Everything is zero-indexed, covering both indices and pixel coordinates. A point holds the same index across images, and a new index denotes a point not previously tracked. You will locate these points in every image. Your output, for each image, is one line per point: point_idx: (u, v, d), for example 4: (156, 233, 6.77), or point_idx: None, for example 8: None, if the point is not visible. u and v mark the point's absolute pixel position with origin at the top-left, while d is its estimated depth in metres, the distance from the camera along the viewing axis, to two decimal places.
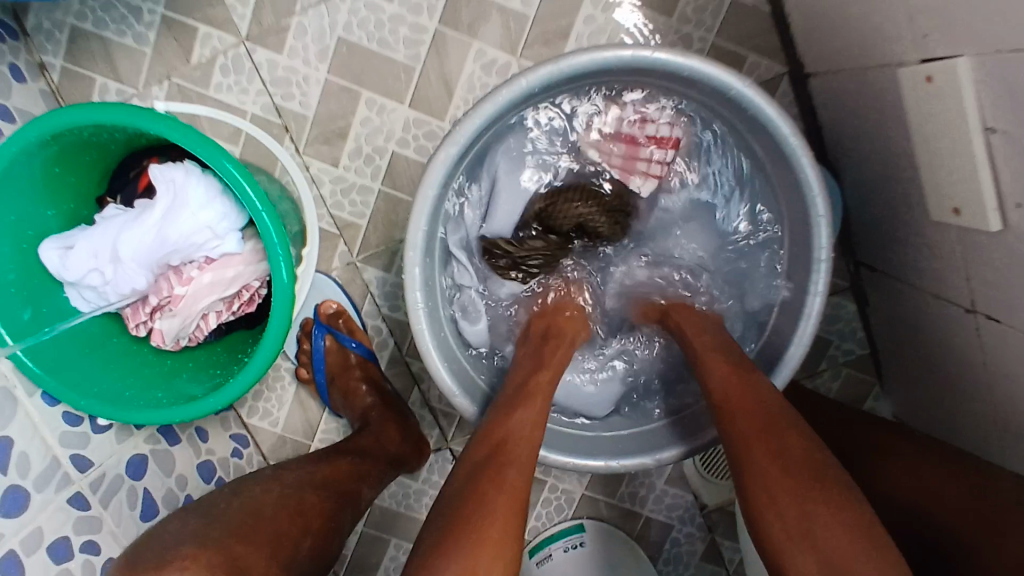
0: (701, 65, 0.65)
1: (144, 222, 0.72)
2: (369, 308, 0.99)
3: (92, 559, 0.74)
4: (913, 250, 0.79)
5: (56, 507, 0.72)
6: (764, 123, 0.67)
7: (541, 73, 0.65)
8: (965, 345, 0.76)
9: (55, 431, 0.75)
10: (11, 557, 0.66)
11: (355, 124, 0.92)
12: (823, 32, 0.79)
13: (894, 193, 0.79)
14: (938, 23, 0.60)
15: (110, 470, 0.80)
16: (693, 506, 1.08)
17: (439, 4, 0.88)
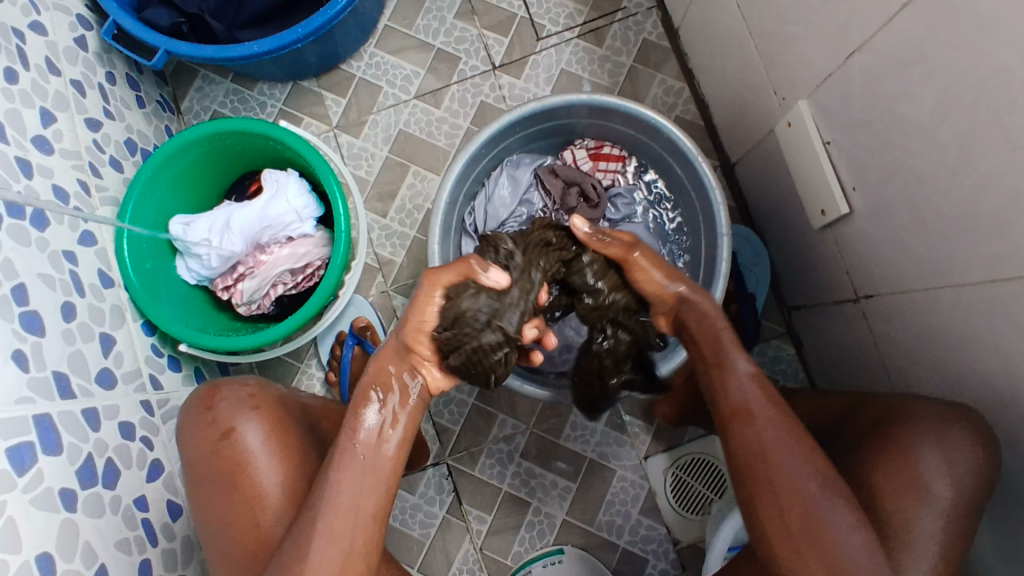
0: (637, 107, 0.91)
1: (250, 205, 1.01)
2: (394, 328, 1.22)
3: (145, 451, 0.89)
4: (816, 269, 1.02)
5: (131, 399, 0.90)
6: (682, 147, 0.91)
7: (526, 109, 0.93)
8: (862, 332, 0.96)
9: (145, 351, 0.96)
10: (94, 411, 0.83)
11: (403, 188, 1.25)
12: (736, 126, 1.13)
13: (794, 231, 1.05)
14: (789, 86, 0.93)
15: (173, 399, 0.98)
16: (666, 541, 1.16)
17: (472, 111, 1.26)
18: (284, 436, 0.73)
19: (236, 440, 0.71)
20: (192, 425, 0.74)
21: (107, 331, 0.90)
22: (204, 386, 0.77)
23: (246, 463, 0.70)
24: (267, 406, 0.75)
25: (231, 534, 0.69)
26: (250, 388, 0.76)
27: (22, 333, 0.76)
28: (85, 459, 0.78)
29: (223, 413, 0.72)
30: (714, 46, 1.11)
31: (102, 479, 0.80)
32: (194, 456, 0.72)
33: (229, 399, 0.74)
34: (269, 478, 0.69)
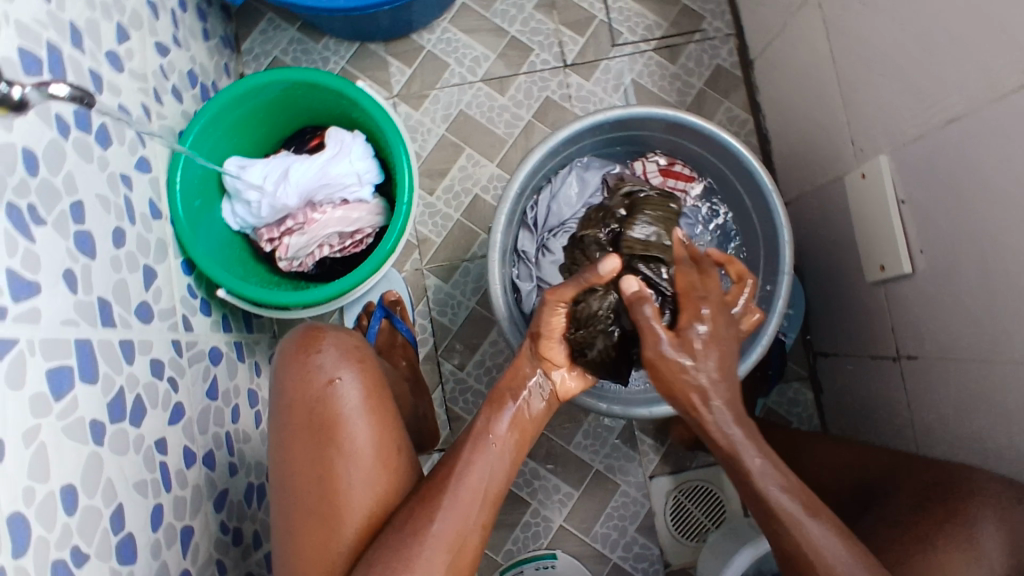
0: (721, 132, 0.91)
1: (310, 160, 0.99)
2: (422, 308, 1.21)
3: (171, 393, 0.86)
4: (857, 321, 1.04)
5: (163, 338, 0.87)
6: (758, 180, 0.91)
7: (611, 114, 0.92)
8: (896, 390, 0.97)
9: (181, 290, 0.93)
10: (130, 344, 0.80)
11: (453, 169, 1.23)
12: (798, 167, 1.14)
13: (840, 280, 1.06)
14: (869, 139, 0.94)
15: (200, 344, 0.95)
16: (658, 562, 1.17)
17: (535, 104, 1.24)
18: (381, 396, 0.75)
19: (339, 391, 0.73)
20: (293, 368, 0.75)
21: (150, 264, 0.87)
22: (301, 331, 0.79)
23: (345, 415, 0.72)
24: (367, 364, 0.77)
25: (317, 482, 0.70)
26: (354, 345, 0.78)
27: (73, 253, 0.73)
28: (117, 393, 0.76)
29: (329, 362, 0.74)
30: (792, 85, 1.12)
31: (129, 416, 0.77)
32: (290, 398, 0.74)
33: (335, 349, 0.76)
34: (364, 435, 0.72)
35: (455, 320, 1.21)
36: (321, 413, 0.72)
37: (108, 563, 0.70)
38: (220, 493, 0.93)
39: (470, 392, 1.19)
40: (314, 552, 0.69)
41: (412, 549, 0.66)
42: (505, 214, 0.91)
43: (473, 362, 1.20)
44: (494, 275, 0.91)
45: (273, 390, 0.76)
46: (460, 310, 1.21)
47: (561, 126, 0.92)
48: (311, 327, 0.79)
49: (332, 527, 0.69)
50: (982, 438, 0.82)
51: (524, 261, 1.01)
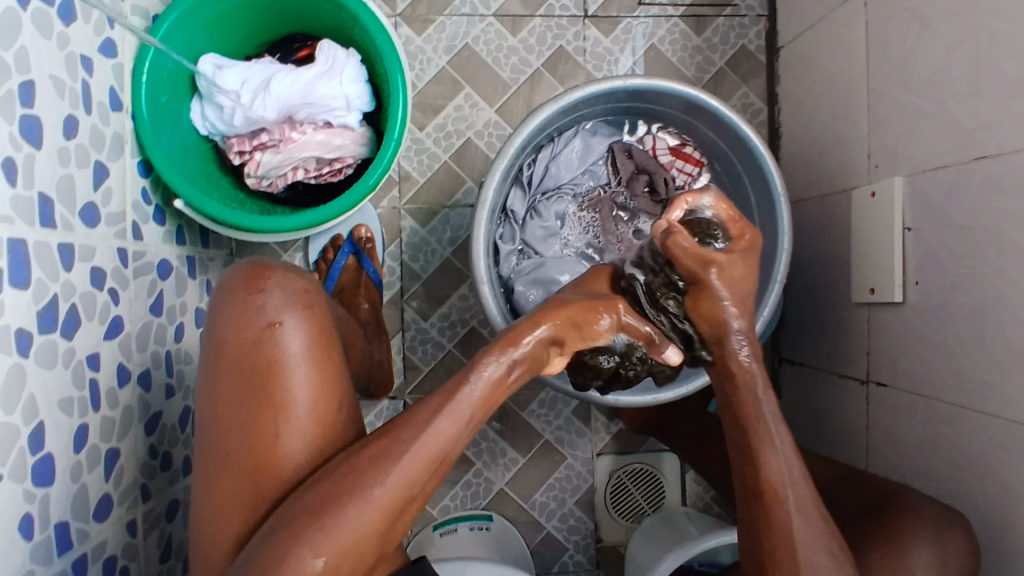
0: (740, 124, 0.86)
1: (297, 73, 0.89)
2: (394, 249, 1.14)
3: (110, 306, 0.79)
4: (831, 337, 1.03)
5: (108, 245, 0.79)
6: (768, 180, 0.87)
7: (629, 82, 0.86)
8: (858, 411, 0.97)
9: (135, 195, 0.84)
10: (70, 249, 0.72)
11: (449, 107, 1.15)
12: (804, 170, 1.10)
13: (824, 293, 1.04)
14: (888, 157, 0.90)
15: (149, 255, 0.87)
16: (591, 536, 1.17)
17: (547, 52, 1.16)
18: (326, 344, 0.69)
19: (280, 337, 0.67)
20: (233, 305, 0.69)
21: (103, 161, 0.78)
22: (248, 267, 0.72)
23: (281, 366, 0.66)
24: (317, 310, 0.70)
25: (241, 432, 0.65)
26: (304, 289, 0.71)
27: (19, 140, 0.64)
28: (49, 301, 0.68)
29: (271, 304, 0.68)
30: (816, 83, 1.07)
31: (61, 328, 0.70)
32: (224, 338, 0.68)
33: (281, 291, 0.69)
34: (304, 387, 0.66)
35: (426, 268, 1.15)
36: (255, 360, 0.66)
37: (23, 483, 0.64)
38: (153, 415, 0.87)
39: (431, 343, 1.15)
40: (239, 499, 0.64)
41: (331, 504, 0.59)
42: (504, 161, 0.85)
43: (438, 314, 1.15)
44: (478, 235, 0.85)
45: (209, 328, 0.70)
46: (433, 258, 1.15)
47: (578, 84, 0.86)
48: (255, 264, 0.72)
49: (264, 484, 0.64)
50: (936, 477, 0.83)
51: (511, 221, 0.96)
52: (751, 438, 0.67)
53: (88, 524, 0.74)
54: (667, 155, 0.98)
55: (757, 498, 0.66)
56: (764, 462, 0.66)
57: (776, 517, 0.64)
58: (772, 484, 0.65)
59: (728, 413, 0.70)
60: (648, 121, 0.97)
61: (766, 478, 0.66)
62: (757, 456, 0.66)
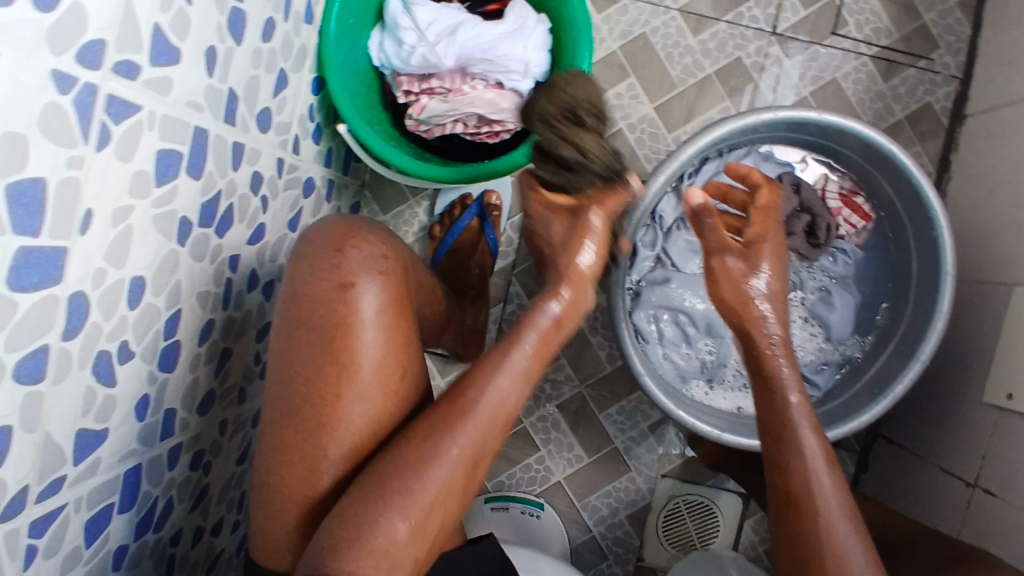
0: (927, 188, 0.81)
1: (485, 27, 0.87)
2: (517, 220, 1.13)
3: (259, 212, 0.80)
4: (945, 429, 0.97)
5: (271, 153, 0.79)
6: (940, 255, 0.83)
7: (823, 117, 0.82)
8: (953, 513, 0.92)
9: (303, 109, 0.85)
10: (240, 150, 0.72)
11: (609, 92, 1.12)
12: (962, 249, 1.03)
13: (949, 381, 0.98)
14: None
15: (300, 171, 0.88)
16: (632, 553, 1.15)
17: (723, 61, 1.11)
18: (399, 311, 0.68)
19: (353, 298, 0.65)
20: (315, 258, 0.67)
21: (286, 70, 0.79)
22: (338, 223, 0.71)
23: (357, 327, 0.64)
24: (393, 276, 0.69)
25: (309, 390, 0.64)
26: (384, 251, 0.70)
27: (222, 31, 0.64)
28: (213, 196, 0.69)
29: (350, 263, 0.66)
30: (1003, 163, 0.99)
31: (216, 224, 0.71)
32: (300, 291, 0.67)
33: (363, 252, 0.68)
34: (374, 350, 0.65)
35: None
36: (331, 317, 0.64)
37: (149, 364, 0.66)
38: (265, 325, 0.89)
39: None
40: (301, 458, 0.64)
41: (416, 469, 0.60)
42: (678, 161, 0.83)
43: (542, 295, 1.14)
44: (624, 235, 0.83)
45: (286, 277, 0.69)
46: None
47: (774, 107, 0.83)
48: (346, 221, 0.72)
49: (327, 447, 0.64)
50: None
51: (656, 226, 0.93)
52: (784, 447, 0.68)
53: (190, 415, 0.76)
54: (835, 199, 0.94)
55: (787, 506, 0.66)
56: (789, 467, 0.67)
57: (808, 525, 0.64)
58: (804, 495, 0.65)
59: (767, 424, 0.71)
60: (825, 161, 0.93)
61: (794, 486, 0.66)
62: (783, 461, 0.68)
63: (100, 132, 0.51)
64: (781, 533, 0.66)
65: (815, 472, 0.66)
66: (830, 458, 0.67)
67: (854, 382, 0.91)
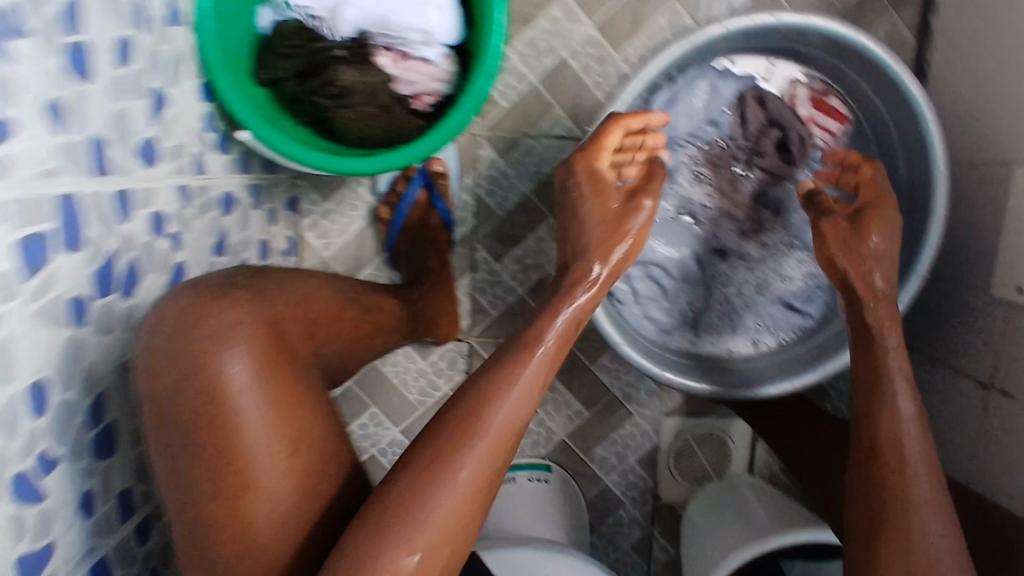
0: (905, 76, 0.72)
1: None
2: (468, 182, 1.03)
3: (172, 253, 0.71)
4: (951, 327, 0.92)
5: (168, 184, 0.69)
6: (928, 150, 0.74)
7: (782, 19, 0.71)
8: (970, 415, 0.88)
9: (196, 122, 0.73)
10: (125, 197, 0.62)
11: (542, 18, 0.99)
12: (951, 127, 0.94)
13: (951, 275, 0.92)
14: None
15: (213, 190, 0.78)
16: (648, 493, 1.14)
17: None
18: (273, 368, 0.61)
19: (222, 373, 0.58)
20: (165, 339, 0.59)
21: (161, 87, 0.67)
22: (184, 292, 0.62)
23: (230, 403, 0.58)
24: (255, 335, 0.62)
25: (206, 486, 0.58)
26: (240, 304, 0.63)
27: (60, 74, 0.53)
28: (106, 259, 0.60)
29: (206, 334, 0.59)
30: (985, 25, 0.88)
31: (119, 288, 0.63)
32: (157, 382, 0.58)
33: (217, 320, 0.60)
34: (259, 419, 0.59)
35: (502, 206, 1.04)
36: (195, 398, 0.57)
37: (80, 461, 0.59)
38: None
39: (501, 286, 1.06)
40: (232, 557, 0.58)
41: (417, 508, 0.52)
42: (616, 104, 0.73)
43: (511, 257, 1.05)
44: None
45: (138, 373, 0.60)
46: (511, 194, 1.04)
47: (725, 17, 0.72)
48: (193, 287, 0.63)
49: (247, 540, 0.58)
50: None
51: None
52: (875, 395, 0.65)
53: (150, 485, 0.71)
54: (808, 104, 0.83)
55: (866, 459, 0.64)
56: (878, 418, 0.64)
57: (890, 481, 0.62)
58: (888, 447, 0.63)
59: (863, 372, 0.67)
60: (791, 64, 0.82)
61: (876, 438, 0.64)
62: (872, 412, 0.65)
63: None
64: (851, 483, 0.65)
65: (903, 426, 0.63)
66: (918, 413, 0.65)
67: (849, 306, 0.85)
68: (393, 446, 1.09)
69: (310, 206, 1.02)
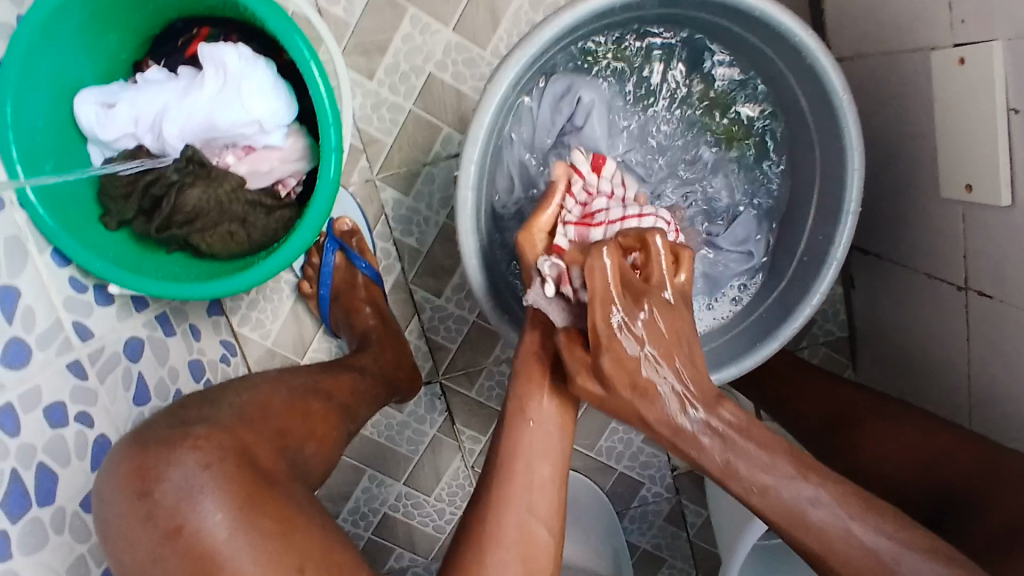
0: (771, 8, 0.64)
1: (192, 97, 0.70)
2: (381, 229, 0.99)
3: (85, 432, 0.70)
4: (912, 231, 0.85)
5: (56, 369, 0.68)
6: (823, 80, 0.66)
7: None
8: (952, 322, 0.81)
9: (60, 294, 0.71)
10: (8, 409, 0.61)
11: (396, 39, 0.92)
12: (856, 17, 0.85)
13: (900, 175, 0.84)
14: (977, 8, 0.65)
15: (110, 346, 0.76)
16: (665, 467, 1.11)
17: None
18: (261, 511, 0.53)
19: (193, 534, 0.51)
20: (125, 525, 0.52)
21: (7, 283, 0.63)
22: (128, 452, 0.55)
23: (218, 565, 0.50)
24: (231, 479, 0.54)
25: None
26: (196, 448, 0.55)
27: None
28: (10, 481, 0.59)
29: (171, 498, 0.52)
30: None
31: (36, 498, 0.62)
32: (135, 561, 0.52)
33: (177, 472, 0.53)
34: (252, 574, 0.50)
35: (424, 240, 0.99)
36: (179, 569, 0.50)
37: None
38: None
39: (452, 319, 1.03)
40: None
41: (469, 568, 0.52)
42: (485, 140, 0.67)
43: (450, 287, 1.01)
44: (468, 250, 0.68)
45: (109, 547, 0.54)
46: (428, 227, 0.99)
47: (561, 8, 0.64)
48: (139, 441, 0.56)
49: None
50: None
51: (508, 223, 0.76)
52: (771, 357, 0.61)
53: None
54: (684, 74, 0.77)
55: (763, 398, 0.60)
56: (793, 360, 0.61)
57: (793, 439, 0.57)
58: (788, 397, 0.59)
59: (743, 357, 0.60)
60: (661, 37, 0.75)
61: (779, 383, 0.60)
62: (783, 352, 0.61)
63: None
64: None
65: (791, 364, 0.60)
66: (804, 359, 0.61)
67: (782, 273, 0.78)
68: (402, 499, 1.09)
69: (236, 302, 0.99)
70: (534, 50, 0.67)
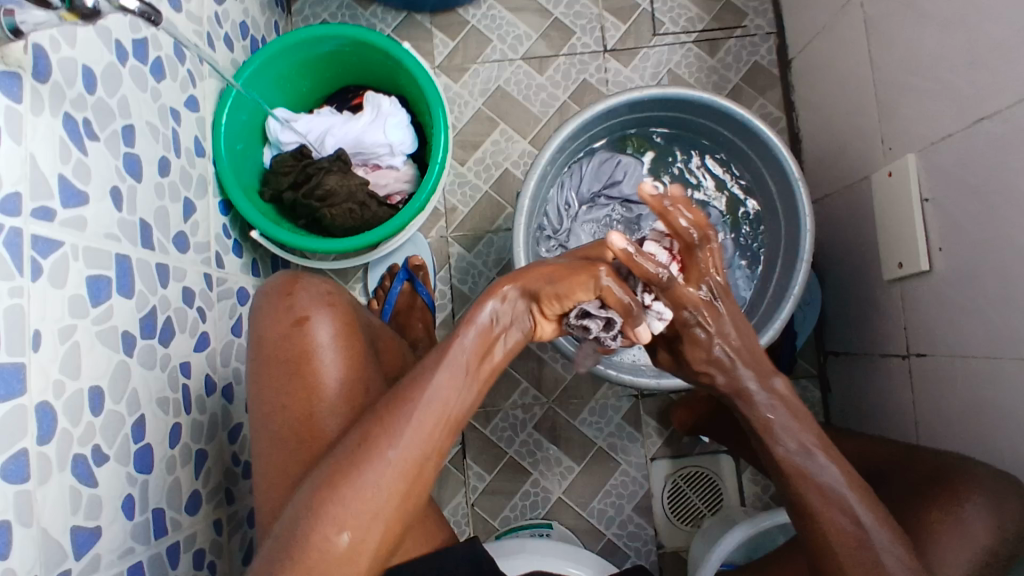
0: (750, 118, 0.91)
1: (350, 124, 1.04)
2: (444, 274, 1.24)
3: (198, 321, 0.91)
4: (869, 322, 1.04)
5: (196, 269, 0.92)
6: (785, 169, 0.92)
7: (645, 93, 0.92)
8: (903, 391, 0.97)
9: (216, 228, 0.98)
10: (165, 268, 0.84)
11: (486, 142, 1.27)
12: (826, 168, 1.14)
13: (858, 277, 1.06)
14: (899, 138, 0.93)
15: (230, 282, 1.01)
16: (651, 543, 1.17)
17: (572, 86, 1.27)
18: (355, 336, 0.75)
19: (309, 330, 0.72)
20: (265, 312, 0.73)
21: (190, 198, 0.92)
22: (284, 275, 0.77)
23: (323, 351, 0.71)
24: (342, 309, 0.75)
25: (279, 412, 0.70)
26: (328, 286, 0.77)
27: (121, 171, 0.77)
28: (149, 311, 0.80)
29: (302, 301, 0.73)
30: (828, 84, 1.11)
31: (159, 335, 0.82)
32: (260, 336, 0.73)
33: (309, 291, 0.74)
34: (334, 369, 0.71)
35: (475, 289, 1.23)
36: (292, 347, 0.71)
37: (126, 467, 0.74)
38: (235, 426, 0.98)
39: None
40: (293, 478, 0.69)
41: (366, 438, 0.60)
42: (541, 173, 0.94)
43: None
44: (519, 242, 0.92)
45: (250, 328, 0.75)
46: (481, 280, 1.24)
47: (609, 96, 0.93)
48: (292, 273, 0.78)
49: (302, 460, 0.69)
50: (990, 433, 0.81)
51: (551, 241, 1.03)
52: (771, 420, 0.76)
53: (179, 512, 0.82)
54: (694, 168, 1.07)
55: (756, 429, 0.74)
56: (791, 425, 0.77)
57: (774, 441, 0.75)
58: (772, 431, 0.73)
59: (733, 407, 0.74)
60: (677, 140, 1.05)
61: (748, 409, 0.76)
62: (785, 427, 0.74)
63: (32, 266, 0.62)
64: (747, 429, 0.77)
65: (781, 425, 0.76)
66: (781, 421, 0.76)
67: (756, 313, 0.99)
68: None
69: None
70: (587, 123, 0.96)
